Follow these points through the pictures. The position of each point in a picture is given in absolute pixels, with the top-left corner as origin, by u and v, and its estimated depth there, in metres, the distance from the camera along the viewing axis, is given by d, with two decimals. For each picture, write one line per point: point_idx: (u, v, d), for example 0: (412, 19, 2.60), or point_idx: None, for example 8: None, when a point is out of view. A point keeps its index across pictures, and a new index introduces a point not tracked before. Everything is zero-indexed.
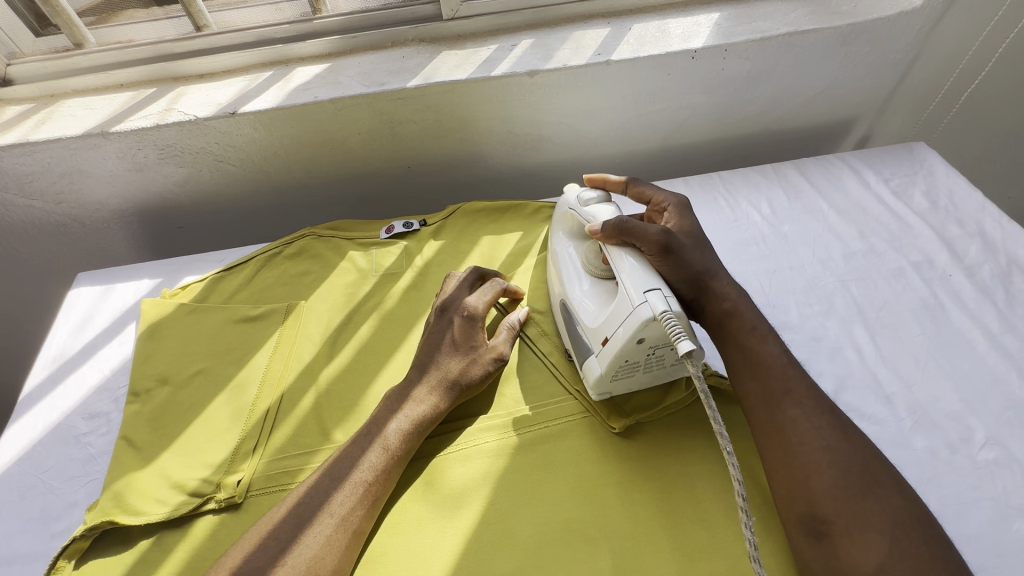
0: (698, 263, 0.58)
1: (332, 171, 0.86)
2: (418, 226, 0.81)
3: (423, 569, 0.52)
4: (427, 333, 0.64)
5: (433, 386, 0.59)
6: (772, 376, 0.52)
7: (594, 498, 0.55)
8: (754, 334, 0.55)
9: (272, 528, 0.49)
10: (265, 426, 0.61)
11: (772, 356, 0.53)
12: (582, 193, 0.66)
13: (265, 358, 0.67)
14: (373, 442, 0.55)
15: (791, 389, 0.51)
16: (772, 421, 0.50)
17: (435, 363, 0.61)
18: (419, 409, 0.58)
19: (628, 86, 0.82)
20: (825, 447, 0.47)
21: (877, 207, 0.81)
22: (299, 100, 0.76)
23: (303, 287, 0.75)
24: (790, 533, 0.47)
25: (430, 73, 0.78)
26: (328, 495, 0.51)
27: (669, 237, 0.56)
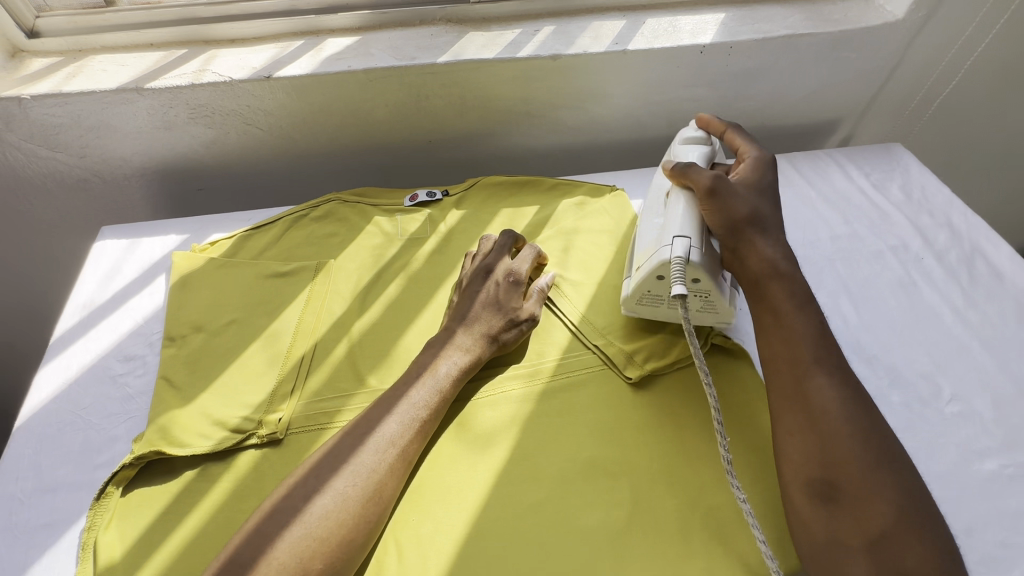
0: (741, 210, 0.62)
1: (356, 142, 0.89)
2: (441, 196, 0.85)
3: (458, 498, 0.56)
4: (467, 289, 0.69)
5: (474, 339, 0.64)
6: (803, 352, 0.56)
7: (614, 439, 0.60)
8: (793, 305, 0.58)
9: (333, 449, 0.54)
10: (301, 372, 0.64)
11: (800, 333, 0.57)
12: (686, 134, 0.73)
13: (298, 311, 0.70)
14: (426, 382, 0.59)
15: (821, 360, 0.55)
16: (797, 389, 0.54)
17: (480, 317, 0.66)
18: (466, 356, 0.62)
19: (640, 75, 0.88)
20: (847, 420, 0.52)
21: (859, 197, 0.89)
22: (332, 68, 0.79)
23: (330, 248, 0.78)
24: (794, 492, 0.52)
25: (459, 51, 0.82)
26: (385, 425, 0.55)
27: (716, 181, 0.62)
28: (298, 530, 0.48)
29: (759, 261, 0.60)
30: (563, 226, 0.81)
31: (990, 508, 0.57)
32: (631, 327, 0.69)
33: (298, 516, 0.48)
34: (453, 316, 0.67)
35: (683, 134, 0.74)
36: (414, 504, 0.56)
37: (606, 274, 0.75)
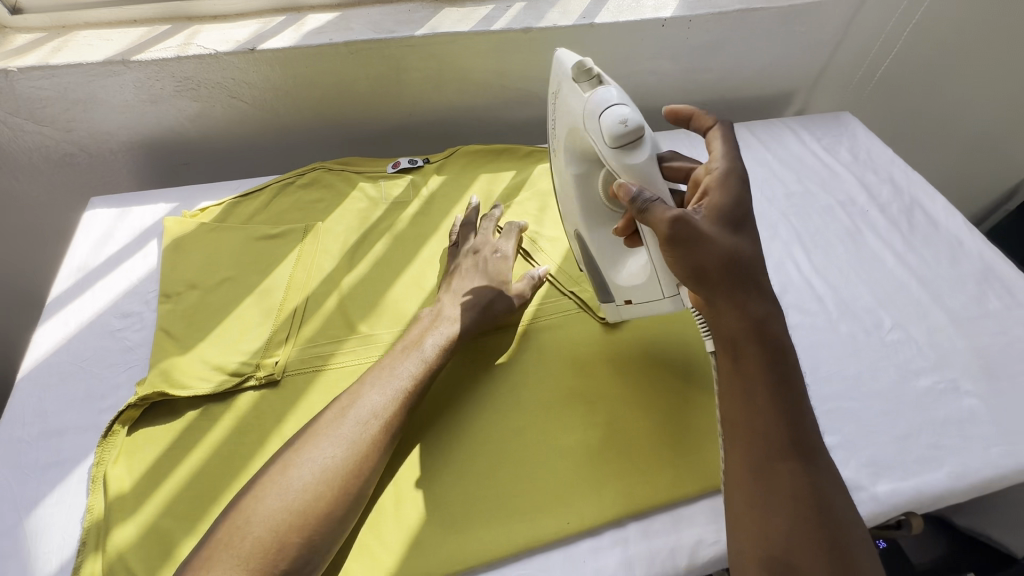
0: (711, 264, 0.50)
1: (338, 115, 0.93)
2: (422, 163, 0.89)
3: (449, 424, 0.61)
4: (460, 262, 0.73)
5: (460, 312, 0.66)
6: (772, 431, 0.49)
7: (590, 370, 0.66)
8: (768, 376, 0.50)
9: (318, 419, 0.55)
10: (294, 322, 0.68)
11: (772, 407, 0.49)
12: (609, 122, 0.54)
13: (289, 268, 0.74)
14: (413, 353, 0.61)
15: (790, 432, 0.49)
16: (763, 458, 0.49)
17: (468, 290, 0.68)
18: (450, 328, 0.64)
19: (607, 48, 0.94)
20: (814, 508, 0.47)
21: (811, 159, 0.96)
22: (314, 41, 0.82)
23: (317, 212, 0.81)
24: (745, 563, 0.48)
25: (436, 25, 0.86)
26: (369, 398, 0.56)
27: (681, 225, 0.50)
28: (272, 504, 0.49)
29: (736, 321, 0.51)
30: (538, 188, 0.86)
31: (924, 417, 0.64)
32: None
33: (279, 486, 0.49)
34: (445, 286, 0.71)
35: (609, 125, 0.53)
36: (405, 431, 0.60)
37: None
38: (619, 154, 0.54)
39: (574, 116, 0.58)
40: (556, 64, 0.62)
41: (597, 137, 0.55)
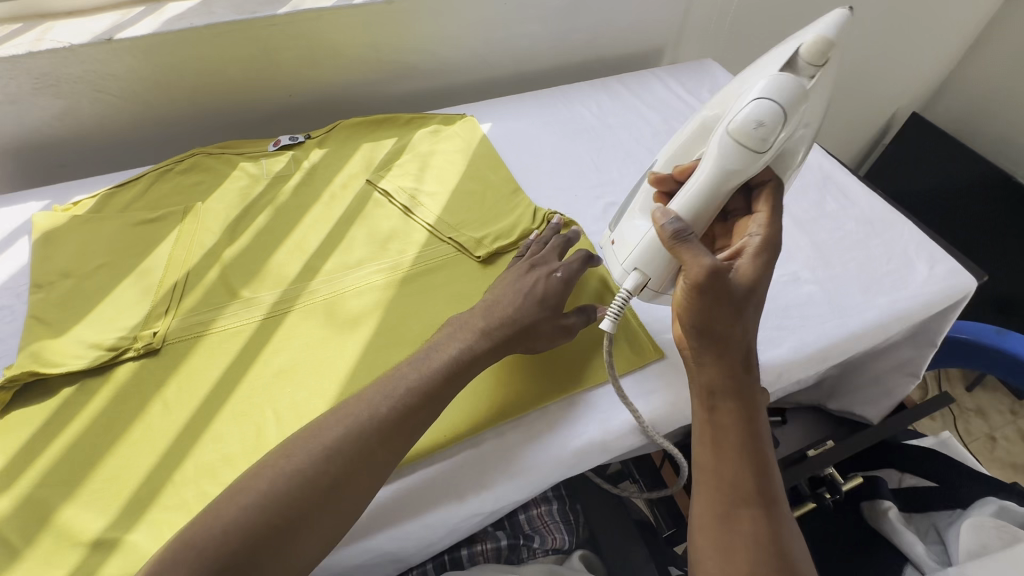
0: (723, 325, 0.54)
1: (216, 102, 0.94)
2: (303, 139, 0.91)
3: None
4: (514, 270, 0.66)
5: (493, 326, 0.59)
6: (745, 480, 0.52)
7: None
8: (745, 431, 0.54)
9: (320, 426, 0.52)
10: (174, 296, 0.69)
11: (746, 460, 0.53)
12: (767, 114, 0.57)
13: (168, 248, 0.74)
14: (433, 364, 0.56)
15: (757, 477, 0.52)
16: (731, 493, 0.52)
17: (517, 308, 0.61)
18: (479, 341, 0.58)
19: (475, 15, 0.99)
20: (775, 556, 0.49)
21: (676, 102, 1.04)
22: (174, 27, 0.83)
23: (197, 194, 0.82)
24: None
25: (299, 2, 0.89)
26: (383, 407, 0.53)
27: (715, 279, 0.53)
28: (250, 513, 0.46)
29: (713, 374, 0.55)
30: (419, 151, 0.90)
31: (769, 305, 0.72)
32: (477, 221, 0.79)
33: (246, 498, 0.46)
34: (493, 288, 0.64)
35: (761, 106, 0.57)
36: (289, 380, 0.62)
37: (459, 184, 0.85)
38: (730, 133, 0.59)
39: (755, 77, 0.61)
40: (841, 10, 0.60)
41: (737, 107, 0.59)
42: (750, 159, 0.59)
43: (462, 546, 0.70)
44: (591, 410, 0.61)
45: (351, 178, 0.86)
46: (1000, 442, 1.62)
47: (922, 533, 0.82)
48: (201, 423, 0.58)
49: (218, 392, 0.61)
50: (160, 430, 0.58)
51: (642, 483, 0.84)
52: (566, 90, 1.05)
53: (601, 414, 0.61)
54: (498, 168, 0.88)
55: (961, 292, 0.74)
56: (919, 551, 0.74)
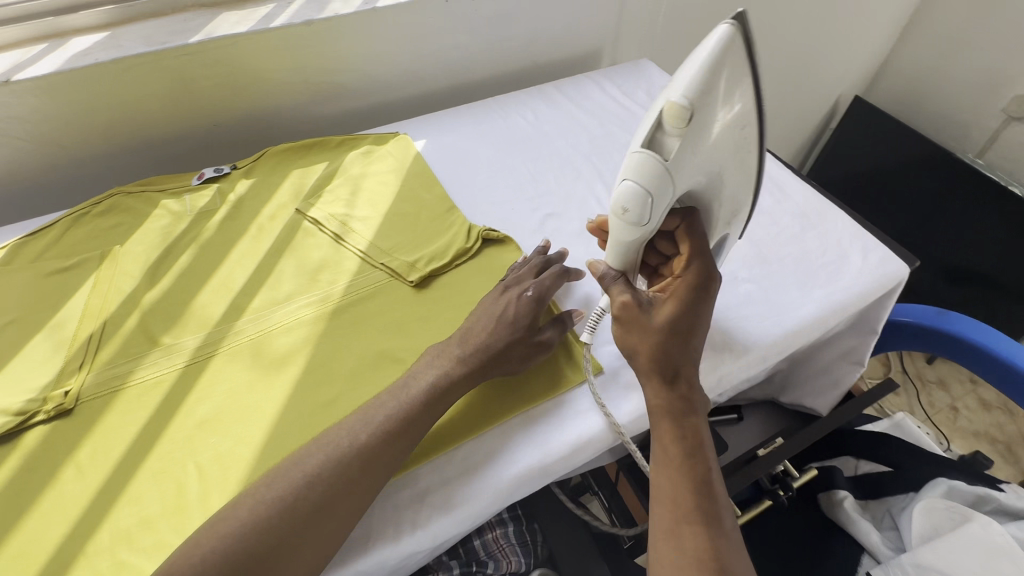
0: (642, 353, 0.57)
1: (135, 138, 0.90)
2: (228, 170, 0.88)
3: None
4: (487, 293, 0.66)
5: (469, 352, 0.59)
6: (686, 494, 0.52)
7: None
8: (680, 446, 0.54)
9: (300, 457, 0.52)
10: (89, 349, 0.65)
11: (683, 475, 0.52)
12: (631, 203, 0.55)
13: (84, 297, 0.71)
14: (411, 393, 0.56)
15: (702, 491, 0.52)
16: (677, 505, 0.51)
17: (491, 332, 0.61)
18: (456, 369, 0.58)
19: (400, 31, 0.97)
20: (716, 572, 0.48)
21: (612, 104, 1.03)
22: (78, 63, 0.80)
23: (116, 237, 0.79)
24: None
25: (212, 30, 0.86)
26: (358, 436, 0.53)
27: (629, 312, 0.58)
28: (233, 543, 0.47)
29: (654, 394, 0.56)
30: (351, 173, 0.87)
31: None
32: (411, 243, 0.77)
33: (227, 528, 0.47)
34: (469, 313, 0.64)
35: (624, 195, 0.55)
36: (213, 428, 0.59)
37: (392, 206, 0.83)
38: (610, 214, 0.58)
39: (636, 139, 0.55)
40: (700, 60, 0.50)
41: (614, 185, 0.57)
42: (631, 236, 0.59)
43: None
44: (528, 435, 0.60)
45: (280, 208, 0.83)
46: (962, 412, 1.65)
47: (877, 520, 0.83)
48: (117, 485, 0.55)
49: (136, 450, 0.58)
50: (71, 497, 0.54)
51: (603, 494, 0.84)
52: (502, 100, 1.04)
53: (539, 437, 0.60)
54: (432, 186, 0.86)
55: (894, 279, 0.75)
56: (874, 540, 0.76)
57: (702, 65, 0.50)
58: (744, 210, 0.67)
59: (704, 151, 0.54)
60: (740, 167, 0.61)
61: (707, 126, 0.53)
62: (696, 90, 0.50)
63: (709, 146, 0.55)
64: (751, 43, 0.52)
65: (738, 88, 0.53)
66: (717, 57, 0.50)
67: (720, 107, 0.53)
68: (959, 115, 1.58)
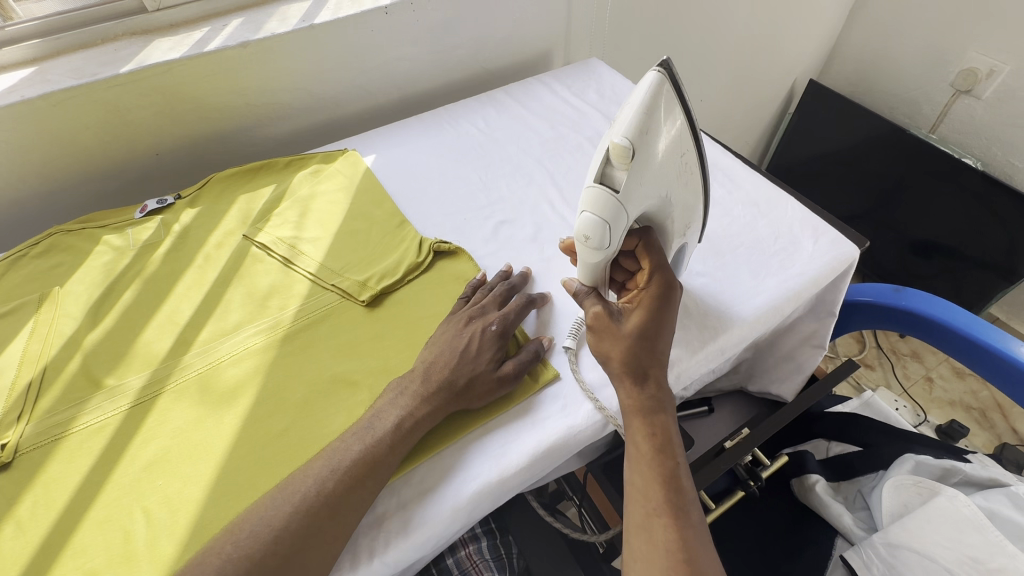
0: (614, 357, 0.57)
1: (73, 173, 0.88)
2: (173, 201, 0.86)
3: (319, 440, 0.59)
4: (449, 325, 0.65)
5: (433, 390, 0.59)
6: (657, 488, 0.51)
7: None
8: (651, 442, 0.54)
9: (265, 503, 0.51)
10: (29, 397, 0.63)
11: (653, 471, 0.52)
12: (594, 231, 0.53)
13: (22, 343, 0.68)
14: (376, 433, 0.56)
15: (673, 486, 0.52)
16: (648, 501, 0.51)
17: (453, 368, 0.60)
18: (420, 407, 0.58)
19: (342, 46, 0.95)
20: (685, 564, 0.47)
21: (562, 106, 1.03)
22: (4, 101, 0.77)
23: (56, 278, 0.76)
24: None
25: (144, 58, 0.84)
26: (325, 479, 0.52)
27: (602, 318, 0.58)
28: None
29: (625, 395, 0.56)
30: (299, 194, 0.86)
31: None
32: (361, 263, 0.76)
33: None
34: (430, 347, 0.63)
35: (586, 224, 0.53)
36: (162, 470, 0.57)
37: (343, 225, 0.81)
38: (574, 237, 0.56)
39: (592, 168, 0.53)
40: (638, 99, 0.50)
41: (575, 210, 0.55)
42: (596, 260, 0.57)
43: None
44: (487, 448, 0.59)
45: (227, 235, 0.81)
46: (937, 381, 1.68)
47: (849, 500, 0.83)
48: (60, 539, 0.53)
49: (80, 499, 0.55)
50: (11, 556, 0.52)
51: (576, 497, 0.83)
52: (450, 108, 1.03)
53: (498, 449, 0.59)
54: (383, 202, 0.85)
55: (845, 262, 0.76)
56: (848, 522, 0.76)
57: (639, 104, 0.49)
58: (699, 217, 0.65)
59: (649, 184, 0.53)
60: (685, 193, 0.60)
61: (649, 159, 0.52)
62: (636, 128, 0.49)
63: (654, 176, 0.53)
64: (679, 85, 0.53)
65: (674, 123, 0.53)
66: (652, 97, 0.50)
67: (660, 140, 0.52)
68: (910, 92, 1.62)
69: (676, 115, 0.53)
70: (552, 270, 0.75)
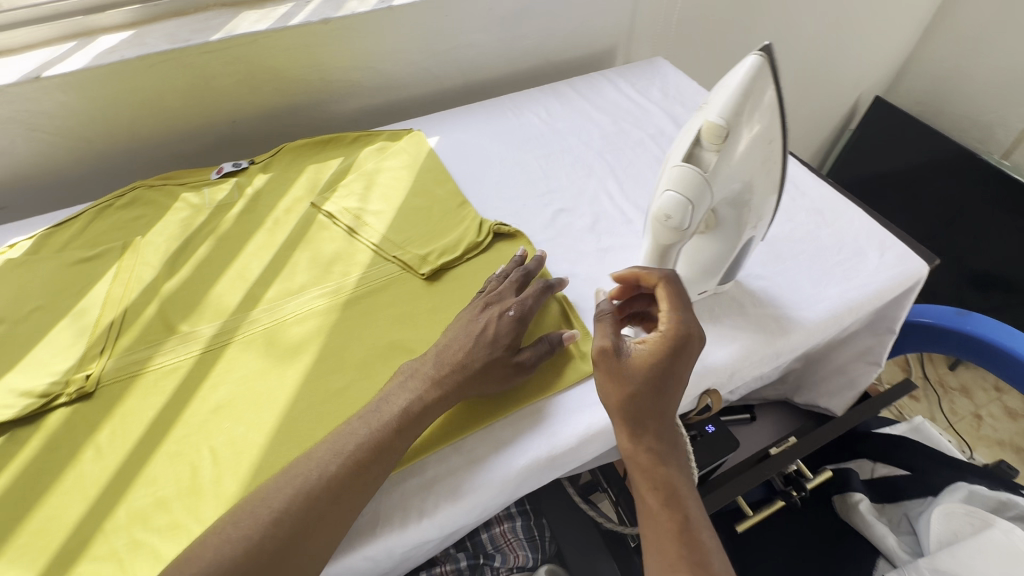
0: (614, 405, 0.54)
1: (158, 133, 0.93)
2: (247, 165, 0.90)
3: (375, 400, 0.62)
4: (465, 311, 0.64)
5: (445, 374, 0.58)
6: (668, 541, 0.51)
7: None
8: (655, 496, 0.53)
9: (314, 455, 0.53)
10: (111, 335, 0.67)
11: (663, 523, 0.52)
12: (674, 207, 0.54)
13: (105, 286, 0.73)
14: (384, 417, 0.55)
15: (683, 533, 0.51)
16: (662, 556, 0.51)
17: (460, 357, 0.59)
18: (427, 393, 0.57)
19: (415, 29, 0.98)
20: None
21: (625, 102, 1.03)
22: (105, 60, 0.82)
23: (137, 228, 0.81)
24: None
25: (232, 29, 0.88)
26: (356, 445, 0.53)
27: (607, 363, 0.55)
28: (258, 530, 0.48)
29: (626, 449, 0.55)
30: (365, 168, 0.88)
31: (720, 304, 0.71)
32: (423, 238, 0.78)
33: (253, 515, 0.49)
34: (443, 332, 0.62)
35: (667, 200, 0.54)
36: (229, 414, 0.61)
37: (405, 201, 0.84)
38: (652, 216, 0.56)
39: (680, 148, 0.55)
40: (735, 82, 0.50)
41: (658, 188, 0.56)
42: (671, 240, 0.57)
43: (423, 569, 0.72)
44: (535, 426, 0.60)
45: (295, 202, 0.84)
46: (986, 420, 1.61)
47: (893, 523, 0.81)
48: (135, 467, 0.57)
49: (153, 432, 0.59)
50: (91, 477, 0.56)
51: (612, 492, 0.81)
52: (513, 97, 1.05)
53: (547, 429, 0.60)
54: (445, 182, 0.87)
55: (912, 278, 0.74)
56: (891, 544, 0.75)
57: (735, 89, 0.50)
58: (771, 211, 0.60)
59: (733, 172, 0.53)
60: (773, 188, 0.57)
61: (737, 144, 0.52)
62: (729, 110, 0.50)
63: (738, 162, 0.53)
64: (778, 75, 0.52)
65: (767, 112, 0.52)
66: (748, 82, 0.50)
67: (750, 127, 0.52)
68: (984, 116, 1.55)
69: (777, 104, 0.52)
70: (608, 261, 0.76)
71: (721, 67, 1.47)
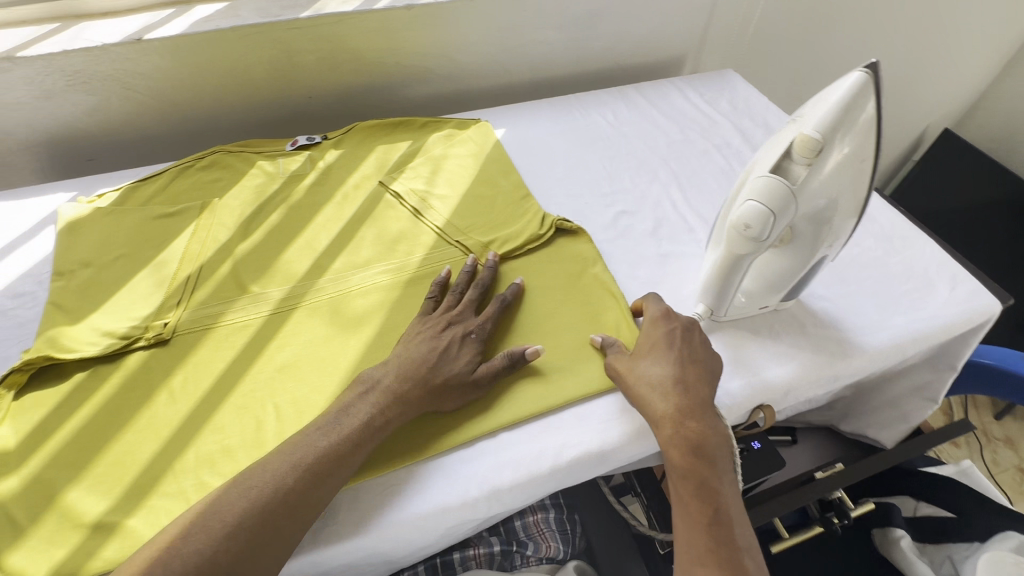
0: (636, 399, 0.59)
1: (239, 102, 0.97)
2: (320, 140, 0.93)
3: None
4: (426, 327, 0.64)
5: (405, 388, 0.58)
6: (696, 534, 0.52)
7: (554, 315, 0.69)
8: (686, 488, 0.54)
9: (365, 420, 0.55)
10: (187, 288, 0.71)
11: (692, 515, 0.53)
12: (755, 216, 0.54)
13: (184, 242, 0.77)
14: (343, 429, 0.54)
15: (712, 528, 0.52)
16: (691, 547, 0.51)
17: (415, 373, 0.58)
18: (384, 406, 0.56)
19: (493, 21, 0.99)
20: None
21: (692, 111, 1.03)
22: (200, 28, 0.86)
23: (215, 190, 0.85)
24: None
25: (321, 7, 0.91)
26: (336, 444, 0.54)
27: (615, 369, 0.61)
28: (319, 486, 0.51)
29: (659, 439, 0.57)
30: (432, 153, 0.90)
31: (779, 321, 0.70)
32: (485, 226, 0.79)
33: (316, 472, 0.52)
34: (401, 348, 0.62)
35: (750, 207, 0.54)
36: (292, 375, 0.63)
37: (470, 188, 0.85)
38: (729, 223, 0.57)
39: (769, 159, 0.55)
40: (835, 97, 0.51)
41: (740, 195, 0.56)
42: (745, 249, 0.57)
43: (455, 550, 0.72)
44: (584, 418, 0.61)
45: (364, 179, 0.87)
46: None
47: (935, 564, 0.80)
48: (204, 414, 0.60)
49: (221, 384, 0.62)
50: (164, 418, 0.59)
51: (644, 496, 0.81)
52: (580, 96, 1.05)
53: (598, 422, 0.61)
54: (510, 173, 0.88)
55: (983, 316, 0.71)
56: None
57: (834, 103, 0.50)
58: (847, 234, 0.59)
59: (820, 188, 0.53)
60: (858, 208, 0.56)
61: (829, 158, 0.52)
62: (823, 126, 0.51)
63: (827, 177, 0.53)
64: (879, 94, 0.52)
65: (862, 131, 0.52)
66: (849, 97, 0.50)
67: (845, 143, 0.52)
68: None
69: (874, 124, 0.52)
70: (667, 267, 0.76)
71: (788, 84, 1.44)
